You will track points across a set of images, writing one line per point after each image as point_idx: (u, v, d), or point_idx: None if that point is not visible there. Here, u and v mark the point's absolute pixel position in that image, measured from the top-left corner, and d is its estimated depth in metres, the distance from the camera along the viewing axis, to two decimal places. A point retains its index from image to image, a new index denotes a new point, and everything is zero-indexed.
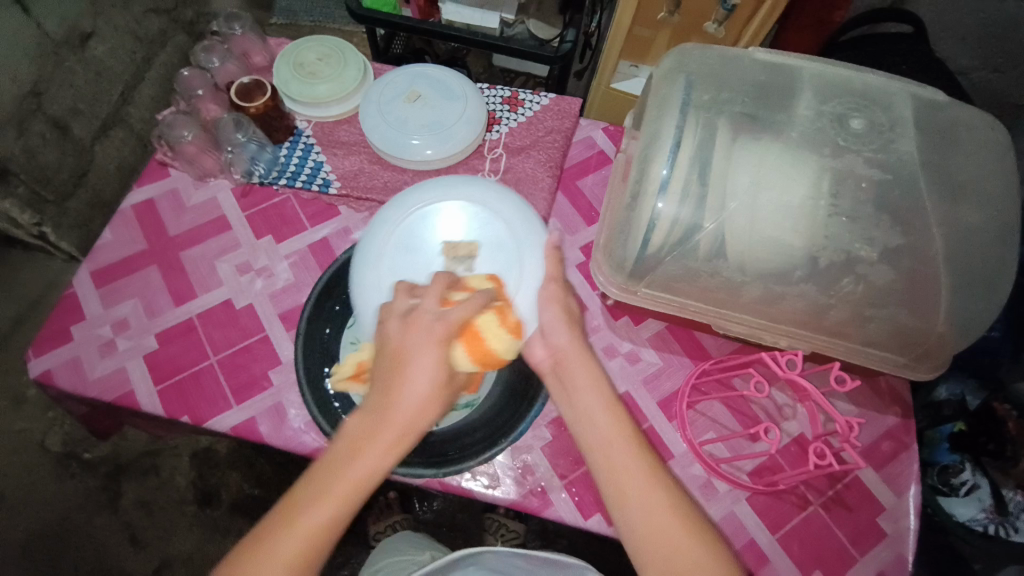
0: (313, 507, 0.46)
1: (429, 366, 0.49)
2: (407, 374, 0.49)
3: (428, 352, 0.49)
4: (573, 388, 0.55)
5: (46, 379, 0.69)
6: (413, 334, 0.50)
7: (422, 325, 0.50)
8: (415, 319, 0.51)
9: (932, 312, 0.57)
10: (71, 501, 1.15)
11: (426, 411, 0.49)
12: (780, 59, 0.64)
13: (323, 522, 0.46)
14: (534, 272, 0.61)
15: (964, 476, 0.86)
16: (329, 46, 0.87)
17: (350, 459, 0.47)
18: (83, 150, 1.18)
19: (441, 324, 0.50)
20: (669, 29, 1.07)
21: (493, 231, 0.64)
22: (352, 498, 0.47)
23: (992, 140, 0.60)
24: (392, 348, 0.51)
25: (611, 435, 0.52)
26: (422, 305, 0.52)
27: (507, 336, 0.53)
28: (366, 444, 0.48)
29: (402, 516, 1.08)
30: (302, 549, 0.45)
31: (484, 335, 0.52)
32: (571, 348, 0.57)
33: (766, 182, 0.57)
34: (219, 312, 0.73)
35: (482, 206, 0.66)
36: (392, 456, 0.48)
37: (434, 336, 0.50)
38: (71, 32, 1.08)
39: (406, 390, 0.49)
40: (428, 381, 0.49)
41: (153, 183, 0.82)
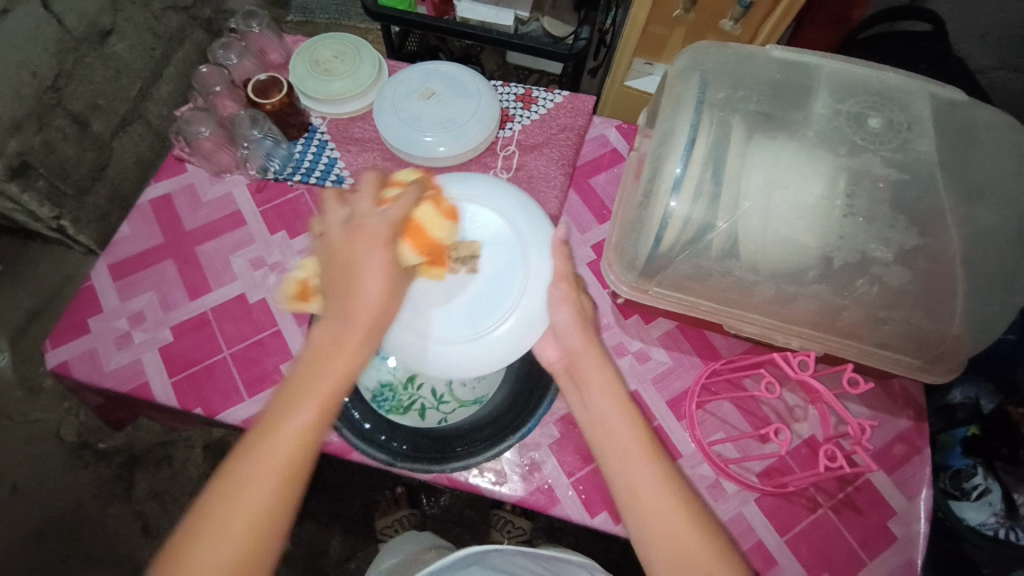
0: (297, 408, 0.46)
1: (383, 260, 0.51)
2: (363, 273, 0.50)
3: (379, 248, 0.51)
4: (586, 388, 0.57)
5: (64, 369, 0.70)
6: (359, 234, 0.52)
7: (364, 225, 0.52)
8: (357, 224, 0.52)
9: (948, 314, 0.57)
10: (86, 490, 1.17)
11: (391, 301, 0.51)
12: (797, 58, 0.64)
13: (311, 418, 0.46)
14: (543, 270, 0.63)
15: (976, 481, 0.85)
16: (345, 43, 0.87)
17: (325, 359, 0.48)
18: (102, 144, 1.20)
19: (383, 220, 0.52)
20: (684, 26, 1.07)
21: (493, 228, 0.65)
22: (336, 391, 0.47)
23: (1014, 140, 0.59)
24: (342, 254, 0.52)
25: (623, 434, 0.52)
26: (361, 209, 0.54)
27: (444, 226, 0.60)
28: (337, 341, 0.48)
29: (409, 512, 1.09)
30: (296, 449, 0.45)
31: (424, 226, 0.57)
32: (584, 350, 0.59)
33: (780, 181, 0.56)
34: (232, 306, 0.74)
35: (478, 200, 0.66)
36: (366, 344, 0.49)
37: (383, 228, 0.52)
38: (91, 28, 1.10)
39: (364, 287, 0.50)
40: (385, 274, 0.51)
41: (169, 178, 0.83)
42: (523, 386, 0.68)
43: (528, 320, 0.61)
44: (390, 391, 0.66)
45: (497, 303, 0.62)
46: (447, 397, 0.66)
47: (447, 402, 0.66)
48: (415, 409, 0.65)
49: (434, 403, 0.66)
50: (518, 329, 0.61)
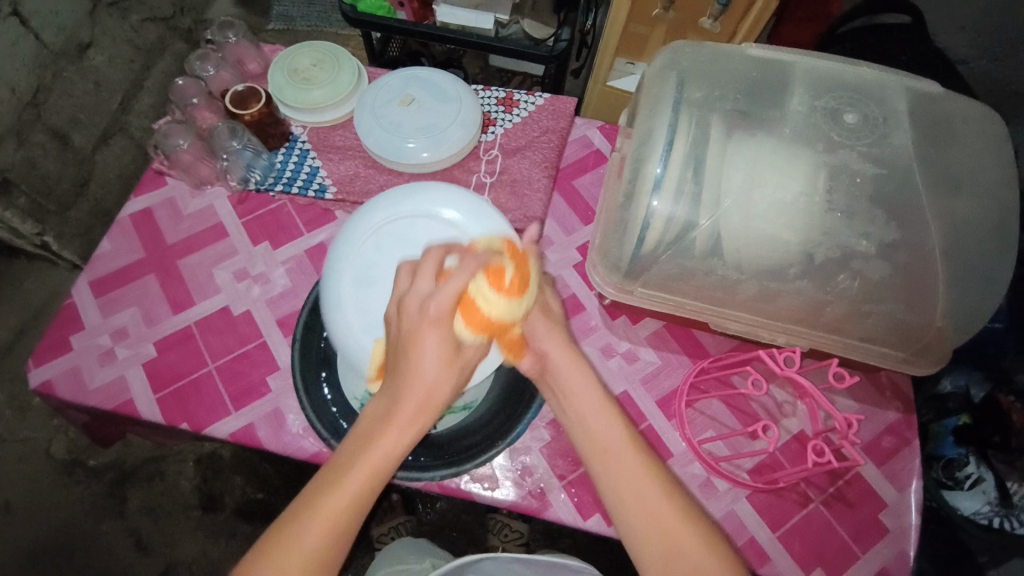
0: (335, 491, 0.45)
1: (435, 349, 0.47)
2: (416, 353, 0.47)
3: (431, 332, 0.47)
4: (563, 393, 0.55)
5: (46, 389, 0.69)
6: (414, 314, 0.48)
7: (418, 305, 0.48)
8: (410, 299, 0.49)
9: (929, 306, 0.57)
10: (77, 509, 1.15)
11: (441, 391, 0.48)
12: (773, 56, 0.64)
13: (348, 505, 0.45)
14: None
15: (969, 470, 0.85)
16: (322, 51, 0.87)
17: (369, 440, 0.46)
18: (83, 158, 1.19)
19: (436, 299, 0.47)
20: (664, 25, 1.07)
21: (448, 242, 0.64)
22: (375, 479, 0.46)
23: (989, 131, 0.60)
24: (397, 332, 0.49)
25: (610, 438, 0.51)
26: (419, 285, 0.49)
27: (506, 304, 0.49)
28: (383, 427, 0.47)
29: (405, 518, 1.09)
30: (329, 533, 0.44)
31: (477, 303, 0.48)
32: (552, 353, 0.56)
33: (760, 178, 0.56)
34: (216, 319, 0.74)
35: (431, 218, 0.65)
36: (413, 435, 0.47)
37: (437, 310, 0.47)
38: (68, 42, 1.08)
39: (417, 371, 0.47)
40: (437, 359, 0.47)
41: (150, 191, 0.82)
42: (511, 390, 0.67)
43: None
44: None
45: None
46: None
47: None
48: None
49: None
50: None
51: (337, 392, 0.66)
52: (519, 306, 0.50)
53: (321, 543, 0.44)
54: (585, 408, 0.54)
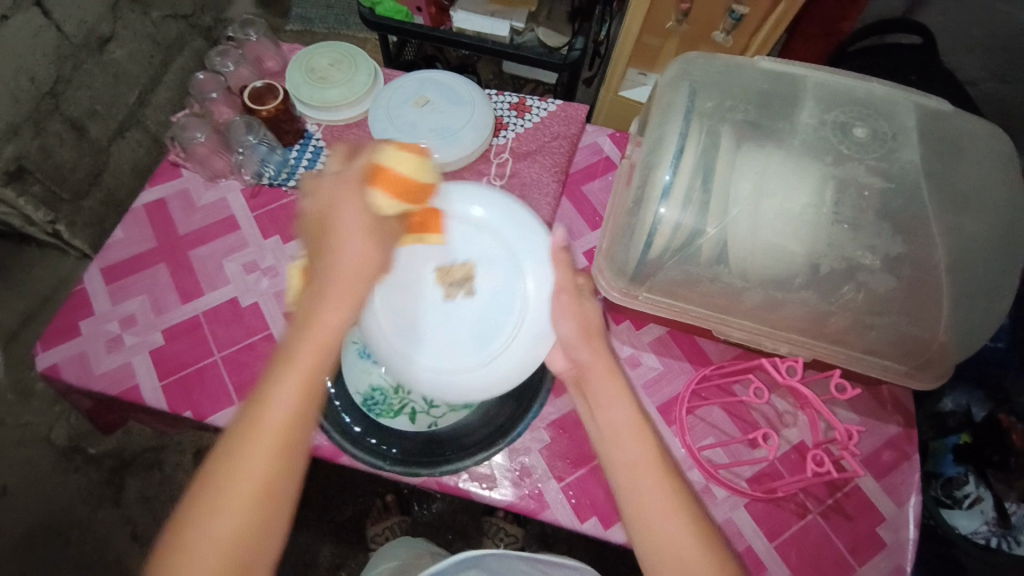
0: (282, 374, 0.44)
1: (355, 214, 0.50)
2: (338, 229, 0.49)
3: (349, 200, 0.50)
4: (596, 403, 0.54)
5: (53, 372, 0.70)
6: (329, 196, 0.51)
7: (332, 184, 0.52)
8: (321, 187, 0.52)
9: (933, 321, 0.57)
10: (75, 496, 1.16)
11: (372, 254, 0.49)
12: (784, 68, 0.65)
13: (299, 383, 0.43)
14: (544, 281, 0.63)
15: (968, 489, 0.85)
16: (341, 52, 0.88)
17: (311, 316, 0.46)
18: (99, 149, 1.21)
19: (345, 175, 0.52)
20: (677, 37, 1.09)
21: (483, 250, 0.66)
22: (322, 351, 0.45)
23: (997, 149, 0.60)
24: (319, 212, 0.51)
25: (634, 451, 0.50)
26: (330, 170, 0.54)
27: (414, 163, 0.56)
28: (319, 304, 0.46)
29: (400, 518, 1.09)
30: (287, 420, 0.43)
31: (387, 166, 0.54)
32: (592, 363, 0.56)
33: (768, 188, 0.57)
34: (224, 309, 0.74)
35: (467, 223, 0.66)
36: (352, 303, 0.47)
37: (350, 181, 0.52)
38: (90, 34, 1.11)
39: (343, 241, 0.49)
40: (359, 226, 0.50)
41: (164, 182, 0.83)
42: (514, 390, 0.68)
43: (536, 336, 0.62)
44: (381, 395, 0.66)
45: (501, 323, 0.63)
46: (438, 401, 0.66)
47: (438, 406, 0.66)
48: (406, 412, 0.66)
49: (425, 407, 0.66)
50: (526, 346, 0.62)
51: (340, 385, 0.67)
52: (426, 167, 0.57)
53: (278, 429, 0.42)
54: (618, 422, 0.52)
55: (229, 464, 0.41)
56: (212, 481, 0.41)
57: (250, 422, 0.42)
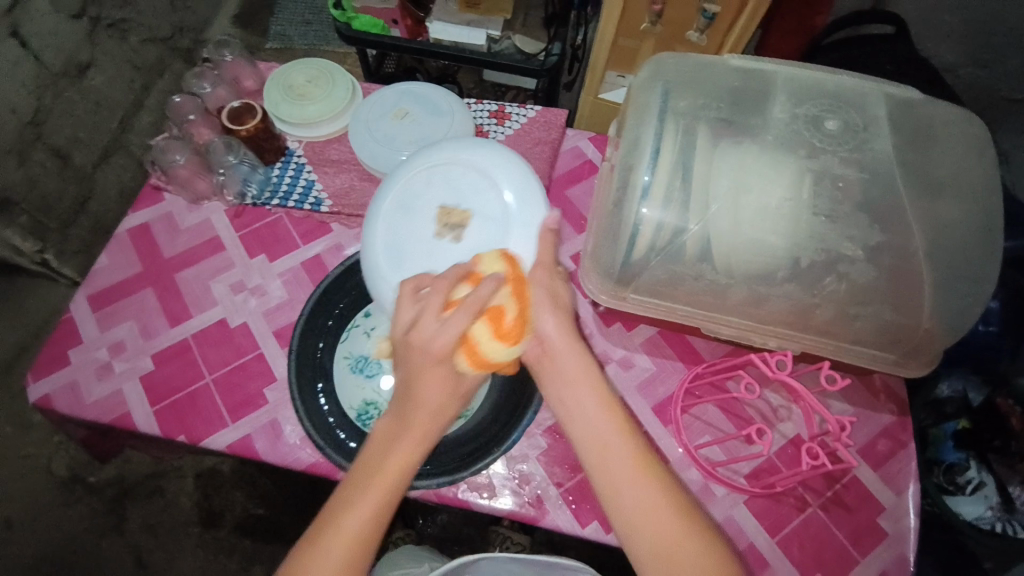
0: (360, 495, 0.50)
1: (442, 381, 0.52)
2: (421, 386, 0.52)
3: (433, 368, 0.51)
4: (566, 382, 0.54)
5: (45, 404, 0.69)
6: (418, 352, 0.52)
7: (422, 341, 0.51)
8: (416, 336, 0.52)
9: (915, 307, 0.58)
10: (75, 527, 1.15)
11: (449, 409, 0.53)
12: (754, 65, 0.65)
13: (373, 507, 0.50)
14: (524, 252, 0.60)
15: (970, 474, 0.85)
16: (317, 68, 0.88)
17: (389, 450, 0.51)
18: (84, 176, 1.21)
19: (437, 340, 0.51)
20: (652, 38, 1.09)
21: (487, 202, 0.64)
22: (395, 484, 0.51)
23: (970, 134, 0.61)
24: (403, 362, 0.53)
25: (606, 430, 0.52)
26: (422, 321, 0.52)
27: (502, 344, 0.53)
28: (399, 437, 0.52)
29: (404, 532, 1.09)
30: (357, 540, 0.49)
31: (479, 348, 0.52)
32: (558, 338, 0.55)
33: (746, 183, 0.57)
34: (214, 331, 0.74)
35: (487, 175, 0.65)
36: (425, 444, 0.52)
37: (440, 349, 0.51)
38: (69, 62, 1.11)
39: (424, 393, 0.52)
40: (443, 389, 0.52)
41: (148, 207, 0.83)
42: (508, 397, 0.67)
43: None
44: (375, 409, 0.68)
45: None
46: None
47: None
48: None
49: None
50: None
51: (334, 402, 0.67)
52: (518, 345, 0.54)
53: (351, 548, 0.49)
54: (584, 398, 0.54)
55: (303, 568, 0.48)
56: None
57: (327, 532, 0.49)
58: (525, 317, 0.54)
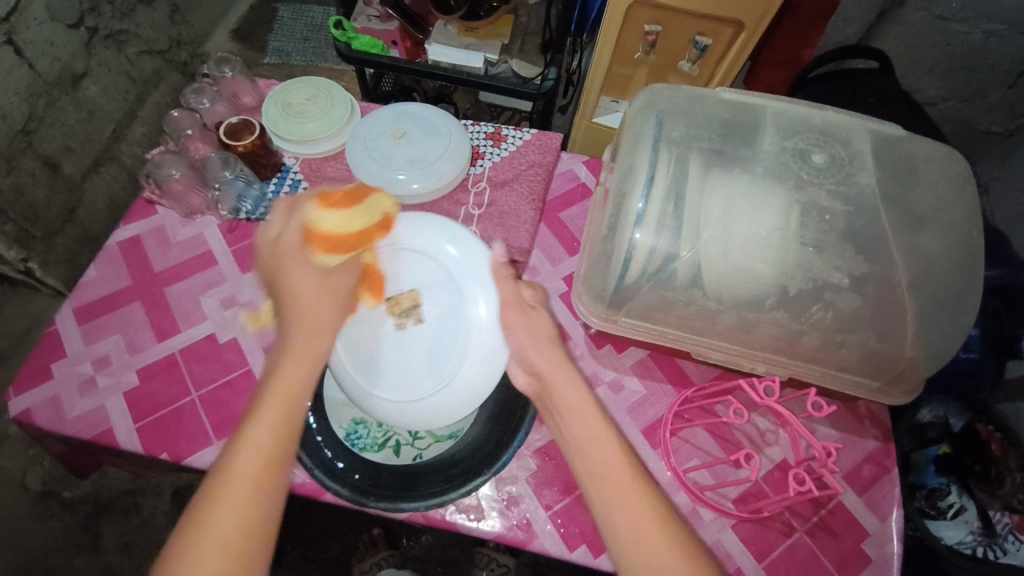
0: (254, 422, 0.48)
1: (304, 270, 0.60)
2: (291, 282, 0.59)
3: (293, 263, 0.60)
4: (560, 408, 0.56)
5: (25, 418, 0.68)
6: (277, 257, 0.61)
7: (275, 248, 0.62)
8: (270, 251, 0.62)
9: (900, 337, 0.59)
10: (46, 546, 1.11)
11: (327, 304, 0.60)
12: (744, 99, 0.67)
13: (272, 427, 0.48)
14: (490, 299, 0.65)
15: (951, 499, 0.88)
16: (317, 87, 0.89)
17: (283, 361, 0.53)
18: (73, 186, 1.20)
19: (285, 238, 0.62)
20: (646, 66, 1.13)
21: (427, 278, 0.68)
22: (292, 399, 0.50)
23: (951, 170, 0.63)
24: (270, 277, 0.61)
25: (603, 456, 0.51)
26: (273, 234, 0.64)
27: (339, 216, 0.66)
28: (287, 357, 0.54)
29: (387, 553, 1.05)
30: (259, 468, 0.46)
31: (320, 228, 0.64)
32: (551, 368, 0.59)
33: (735, 213, 0.59)
34: (202, 346, 0.73)
35: (409, 253, 0.69)
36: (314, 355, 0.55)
37: (291, 244, 0.62)
38: (63, 71, 1.11)
39: (298, 287, 0.59)
40: (309, 278, 0.60)
41: (138, 220, 0.83)
42: (498, 419, 0.68)
43: (486, 354, 0.64)
44: (365, 428, 0.66)
45: (450, 350, 0.65)
46: (422, 433, 0.66)
47: (422, 438, 0.66)
48: (390, 445, 0.65)
49: (409, 439, 0.66)
50: (479, 365, 0.64)
51: (322, 421, 0.66)
52: (351, 216, 0.67)
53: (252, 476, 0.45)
54: (582, 427, 0.54)
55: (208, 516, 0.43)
56: (173, 560, 0.42)
57: (222, 479, 0.45)
58: (349, 202, 0.68)
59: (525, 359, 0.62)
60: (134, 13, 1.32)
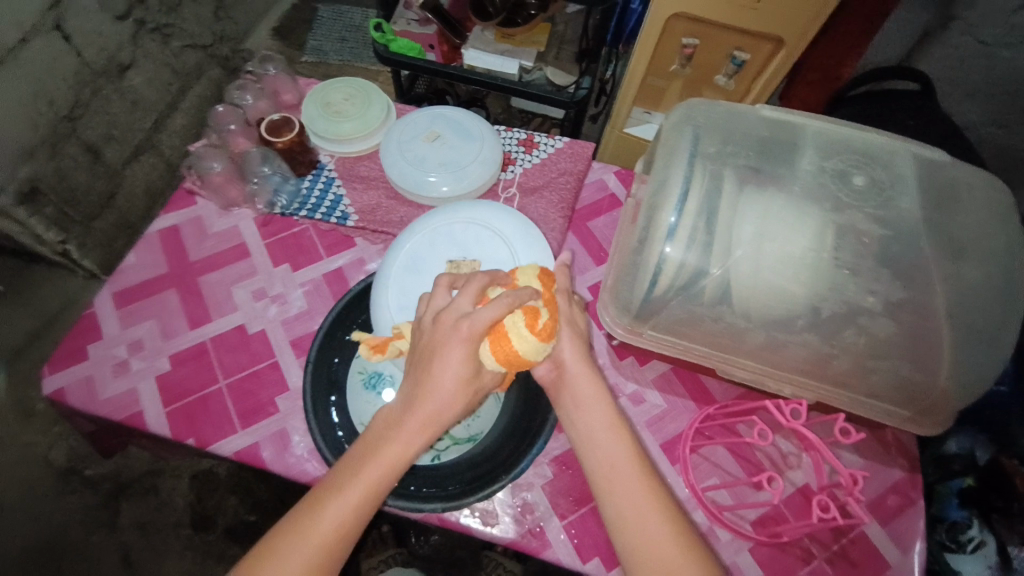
0: (352, 481, 0.50)
1: (459, 363, 0.51)
2: (439, 362, 0.51)
3: (456, 351, 0.51)
4: (577, 407, 0.56)
5: (59, 396, 0.70)
6: (447, 328, 0.52)
7: (453, 320, 0.52)
8: (445, 315, 0.53)
9: (935, 366, 0.58)
10: (67, 519, 1.14)
11: (454, 406, 0.52)
12: (783, 116, 0.67)
13: (363, 494, 0.49)
14: None
15: (972, 533, 0.84)
16: (354, 87, 0.91)
17: (401, 423, 0.52)
18: (113, 172, 1.24)
19: (469, 322, 0.51)
20: (681, 79, 1.13)
21: (494, 251, 0.70)
22: (378, 485, 0.50)
23: (995, 199, 0.62)
24: (427, 336, 0.53)
25: (623, 463, 0.52)
26: (457, 304, 0.53)
27: (536, 345, 0.52)
28: (392, 433, 0.51)
29: (395, 551, 1.07)
30: (341, 524, 0.49)
31: (510, 336, 0.52)
32: (574, 363, 0.58)
33: (768, 231, 0.58)
34: (232, 336, 0.75)
35: (482, 229, 0.72)
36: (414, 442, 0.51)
37: (470, 330, 0.51)
38: (109, 61, 1.15)
39: (446, 368, 0.51)
40: (458, 371, 0.51)
41: (178, 209, 0.85)
42: (517, 424, 0.68)
43: None
44: None
45: None
46: (441, 434, 0.67)
47: (440, 439, 0.66)
48: None
49: None
50: None
51: (345, 416, 0.67)
52: (545, 347, 0.54)
53: (336, 526, 0.48)
54: (597, 423, 0.55)
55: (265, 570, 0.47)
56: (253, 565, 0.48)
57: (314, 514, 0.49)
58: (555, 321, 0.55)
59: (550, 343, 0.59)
60: (180, 8, 1.36)
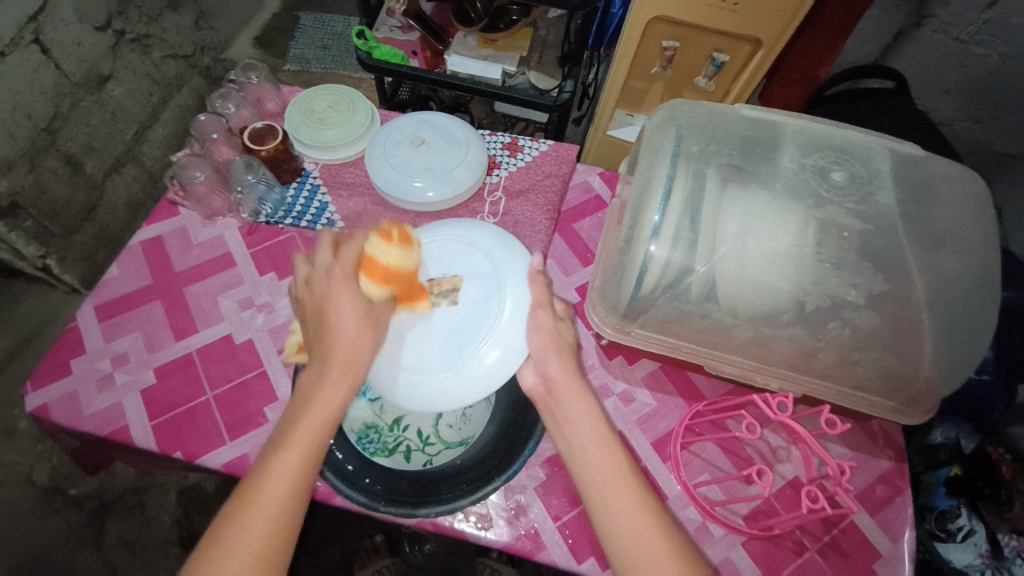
0: (289, 442, 0.49)
1: (351, 302, 0.56)
2: (333, 313, 0.55)
3: (341, 293, 0.56)
4: (565, 417, 0.57)
5: (42, 413, 0.69)
6: (325, 283, 0.57)
7: (325, 275, 0.58)
8: (315, 276, 0.58)
9: (918, 357, 0.59)
10: (52, 540, 1.12)
11: (364, 341, 0.55)
12: (763, 115, 0.68)
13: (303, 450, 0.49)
14: (522, 297, 0.66)
15: (961, 521, 0.87)
16: (339, 94, 0.91)
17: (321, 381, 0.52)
18: (94, 185, 1.22)
19: (337, 267, 0.58)
20: (662, 81, 1.15)
21: (473, 263, 0.70)
22: (313, 446, 0.49)
23: (970, 191, 0.63)
24: (311, 302, 0.58)
25: (611, 470, 0.52)
26: (319, 262, 0.59)
27: (398, 252, 0.62)
28: (318, 386, 0.52)
29: (388, 560, 1.06)
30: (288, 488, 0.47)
31: (376, 256, 0.60)
32: (560, 376, 0.59)
33: (752, 228, 0.59)
34: (218, 346, 0.74)
35: (459, 244, 0.72)
36: (347, 386, 0.52)
37: (343, 270, 0.58)
38: (88, 73, 1.14)
39: (339, 314, 0.55)
40: (353, 312, 0.55)
41: (161, 220, 0.84)
42: (510, 426, 0.68)
43: (507, 349, 0.63)
44: (375, 433, 0.67)
45: (473, 335, 0.65)
46: (433, 439, 0.67)
47: (433, 444, 0.67)
48: (401, 450, 0.66)
49: (420, 445, 0.67)
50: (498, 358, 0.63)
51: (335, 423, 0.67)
52: (409, 251, 0.64)
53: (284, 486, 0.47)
54: (587, 439, 0.54)
55: (225, 545, 0.45)
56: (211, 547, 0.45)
57: (260, 479, 0.47)
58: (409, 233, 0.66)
59: (541, 362, 0.61)
60: (160, 18, 1.35)
